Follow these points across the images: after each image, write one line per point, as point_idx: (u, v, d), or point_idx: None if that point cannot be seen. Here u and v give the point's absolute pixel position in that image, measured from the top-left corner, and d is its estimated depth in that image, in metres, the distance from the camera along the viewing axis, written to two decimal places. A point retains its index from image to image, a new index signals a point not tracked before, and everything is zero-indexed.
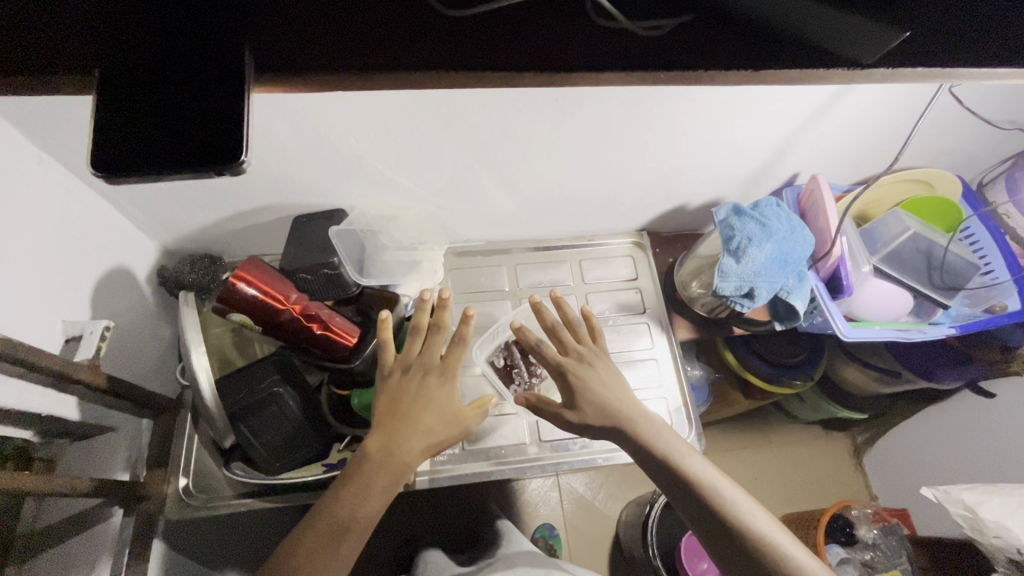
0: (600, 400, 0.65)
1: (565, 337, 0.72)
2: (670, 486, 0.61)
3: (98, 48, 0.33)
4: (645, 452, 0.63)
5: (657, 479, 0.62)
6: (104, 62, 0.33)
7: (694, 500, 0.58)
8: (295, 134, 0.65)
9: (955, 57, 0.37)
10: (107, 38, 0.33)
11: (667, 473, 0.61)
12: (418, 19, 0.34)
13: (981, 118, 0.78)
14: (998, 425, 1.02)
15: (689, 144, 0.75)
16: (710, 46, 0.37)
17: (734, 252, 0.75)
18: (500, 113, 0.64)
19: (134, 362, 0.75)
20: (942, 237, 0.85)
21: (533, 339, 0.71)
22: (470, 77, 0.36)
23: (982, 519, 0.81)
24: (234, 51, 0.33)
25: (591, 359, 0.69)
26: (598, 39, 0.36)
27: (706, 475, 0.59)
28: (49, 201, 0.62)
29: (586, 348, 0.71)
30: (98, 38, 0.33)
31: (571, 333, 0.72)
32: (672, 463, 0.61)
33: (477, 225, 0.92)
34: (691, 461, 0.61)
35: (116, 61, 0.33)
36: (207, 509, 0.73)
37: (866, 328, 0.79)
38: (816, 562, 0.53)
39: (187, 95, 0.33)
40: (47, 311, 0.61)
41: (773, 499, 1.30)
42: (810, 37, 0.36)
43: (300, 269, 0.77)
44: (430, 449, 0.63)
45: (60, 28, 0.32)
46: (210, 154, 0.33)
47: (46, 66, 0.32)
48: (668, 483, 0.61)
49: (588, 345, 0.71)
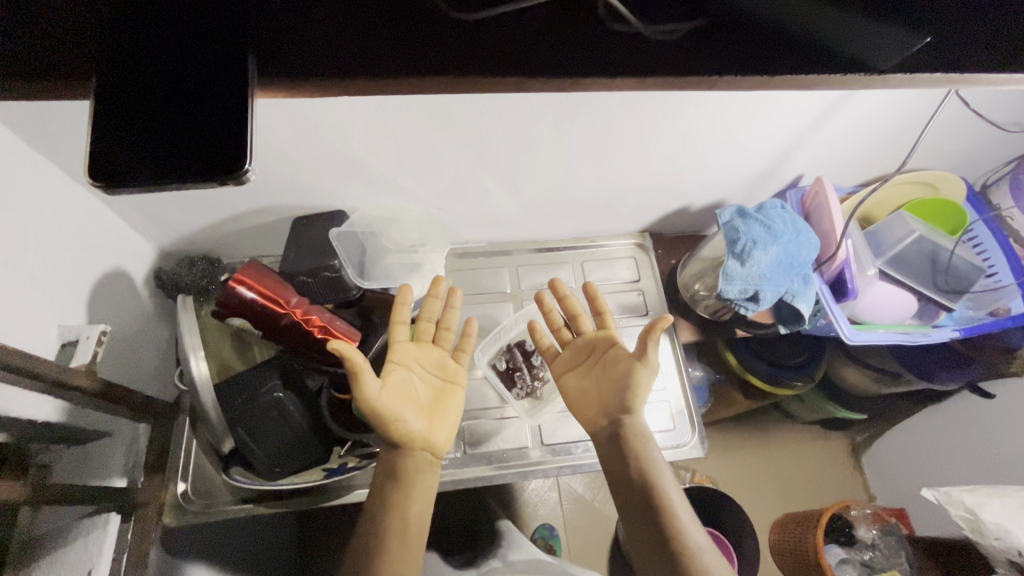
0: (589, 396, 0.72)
1: (582, 326, 0.78)
2: (617, 472, 0.66)
3: (99, 57, 0.32)
4: (611, 444, 0.68)
5: (613, 465, 0.67)
6: (103, 73, 0.32)
7: (626, 501, 0.64)
8: (294, 136, 0.64)
9: (973, 62, 0.37)
10: (106, 47, 0.32)
11: (614, 474, 0.66)
12: (426, 22, 0.34)
13: (987, 120, 0.77)
14: (998, 426, 1.02)
15: (695, 146, 0.74)
16: (724, 50, 0.36)
17: (739, 254, 0.74)
18: (505, 114, 0.64)
19: (131, 365, 0.74)
20: (946, 240, 0.85)
21: (535, 328, 0.80)
22: (482, 83, 0.35)
23: (983, 521, 0.81)
24: (234, 54, 0.32)
25: (596, 344, 0.75)
26: (615, 43, 0.36)
27: (649, 463, 0.64)
28: (44, 203, 0.60)
29: (585, 339, 0.76)
30: (99, 44, 0.32)
31: (587, 321, 0.78)
32: (626, 445, 0.66)
33: (479, 227, 0.91)
34: (626, 463, 0.65)
35: (115, 70, 0.32)
36: (206, 515, 0.74)
37: (871, 330, 0.79)
38: (707, 546, 0.59)
39: (186, 106, 0.32)
40: (44, 317, 0.60)
41: (772, 498, 1.30)
42: (826, 40, 0.36)
43: (300, 272, 0.76)
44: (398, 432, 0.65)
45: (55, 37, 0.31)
46: (213, 165, 0.32)
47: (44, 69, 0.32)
48: (616, 470, 0.66)
49: (586, 337, 0.76)
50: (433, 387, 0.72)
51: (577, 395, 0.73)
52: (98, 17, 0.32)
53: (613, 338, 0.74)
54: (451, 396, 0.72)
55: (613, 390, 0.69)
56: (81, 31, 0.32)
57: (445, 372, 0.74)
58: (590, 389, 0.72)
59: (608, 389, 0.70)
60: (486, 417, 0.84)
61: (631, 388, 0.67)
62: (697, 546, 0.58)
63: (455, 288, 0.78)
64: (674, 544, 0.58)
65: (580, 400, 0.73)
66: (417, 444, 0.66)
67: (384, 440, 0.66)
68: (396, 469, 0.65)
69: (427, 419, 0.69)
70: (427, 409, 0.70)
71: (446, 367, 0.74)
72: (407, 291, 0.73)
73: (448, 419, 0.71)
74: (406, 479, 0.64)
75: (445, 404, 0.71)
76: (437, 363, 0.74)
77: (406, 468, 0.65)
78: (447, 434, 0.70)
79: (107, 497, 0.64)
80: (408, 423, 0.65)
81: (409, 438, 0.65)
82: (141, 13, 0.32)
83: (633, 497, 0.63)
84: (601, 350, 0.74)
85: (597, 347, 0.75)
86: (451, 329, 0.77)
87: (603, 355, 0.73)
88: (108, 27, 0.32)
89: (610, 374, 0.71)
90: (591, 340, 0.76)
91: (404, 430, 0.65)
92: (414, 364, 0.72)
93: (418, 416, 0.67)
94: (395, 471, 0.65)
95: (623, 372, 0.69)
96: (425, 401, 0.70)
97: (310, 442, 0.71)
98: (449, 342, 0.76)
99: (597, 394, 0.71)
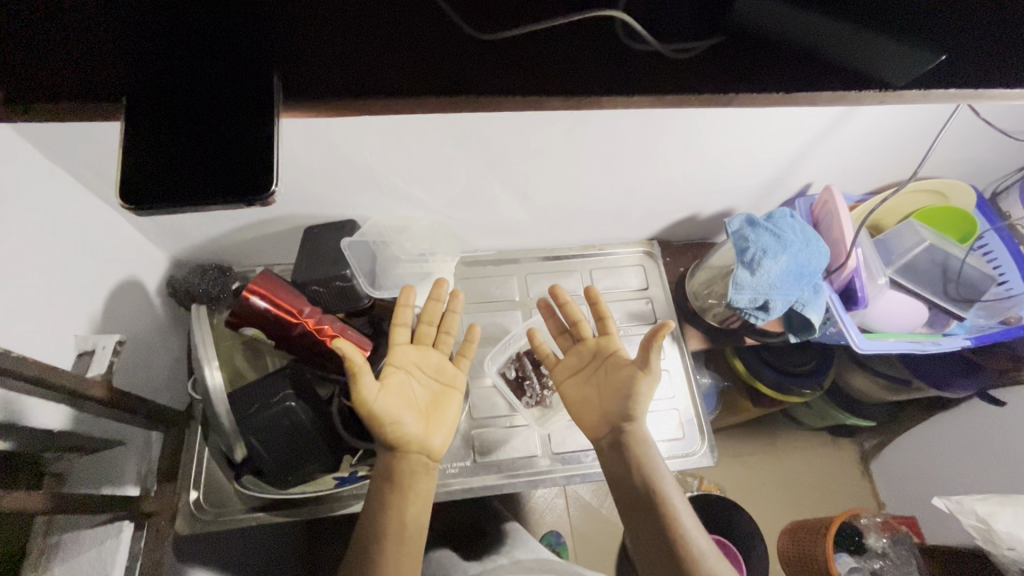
0: (590, 404, 0.72)
1: (583, 332, 0.78)
2: (621, 480, 0.66)
3: (137, 89, 0.34)
4: (614, 452, 0.68)
5: (615, 472, 0.67)
6: (138, 102, 0.33)
7: (631, 509, 0.63)
8: (309, 147, 0.65)
9: (987, 79, 0.38)
10: (142, 81, 0.34)
11: (619, 483, 0.66)
12: (447, 43, 0.36)
13: (998, 129, 0.77)
14: (1009, 433, 1.01)
15: (704, 155, 0.74)
16: (736, 68, 0.38)
17: (749, 264, 0.74)
18: (515, 126, 0.64)
19: (146, 374, 0.75)
20: (957, 249, 0.84)
21: (535, 334, 0.80)
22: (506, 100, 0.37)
23: (995, 530, 0.80)
24: (262, 82, 0.34)
25: (597, 351, 0.75)
26: (628, 60, 0.38)
27: (655, 470, 0.64)
28: (62, 215, 0.61)
29: (586, 346, 0.77)
30: (136, 73, 0.34)
31: (588, 327, 0.78)
32: (632, 452, 0.66)
33: (488, 235, 0.91)
34: (630, 469, 0.65)
35: (149, 100, 0.33)
36: (217, 523, 0.75)
37: (881, 339, 0.79)
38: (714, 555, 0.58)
39: (212, 131, 0.33)
40: (60, 329, 0.61)
41: (779, 506, 1.29)
42: (839, 57, 0.37)
43: (312, 281, 0.76)
44: (394, 435, 0.65)
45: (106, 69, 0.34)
46: (239, 187, 0.32)
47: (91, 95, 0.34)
48: (619, 475, 0.66)
49: (587, 344, 0.77)
50: (430, 390, 0.72)
51: (579, 402, 0.74)
52: (135, 50, 0.34)
53: (614, 346, 0.74)
54: (450, 401, 0.73)
55: (614, 398, 0.70)
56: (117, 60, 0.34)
57: (443, 376, 0.74)
58: (592, 396, 0.72)
59: (609, 396, 0.70)
60: (495, 426, 0.84)
61: (632, 396, 0.67)
62: (704, 555, 0.58)
63: (457, 292, 0.79)
64: (679, 552, 0.58)
65: (581, 407, 0.73)
66: (412, 447, 0.66)
67: (381, 443, 0.66)
68: (392, 470, 0.65)
69: (424, 423, 0.69)
70: (425, 413, 0.70)
71: (444, 371, 0.75)
72: (410, 292, 0.74)
73: (445, 423, 0.71)
74: (402, 482, 0.64)
75: (443, 408, 0.72)
76: (435, 366, 0.74)
77: (402, 471, 0.65)
78: (444, 439, 0.70)
79: (118, 506, 0.65)
80: (404, 425, 0.65)
81: (405, 440, 0.65)
82: (174, 45, 0.33)
83: (638, 505, 0.63)
84: (602, 357, 0.74)
85: (599, 353, 0.75)
86: (451, 333, 0.77)
87: (604, 361, 0.73)
88: (142, 58, 0.34)
89: (612, 381, 0.71)
90: (593, 346, 0.76)
91: (400, 433, 0.65)
92: (412, 367, 0.72)
93: (415, 418, 0.67)
94: (391, 474, 0.64)
95: (624, 379, 0.69)
96: (423, 405, 0.70)
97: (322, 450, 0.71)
98: (449, 346, 0.77)
99: (598, 402, 0.72)
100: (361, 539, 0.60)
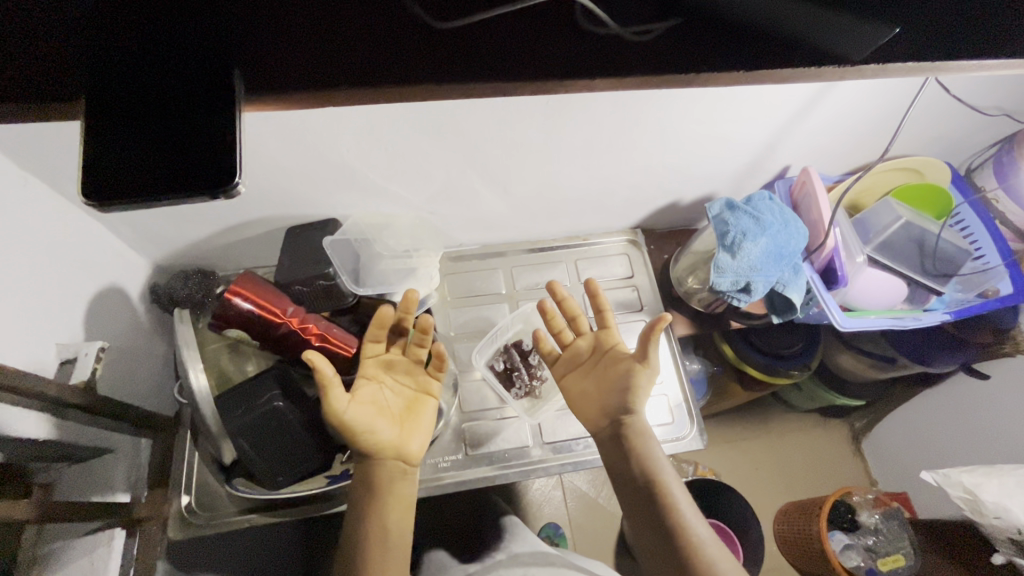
0: (588, 400, 0.72)
1: (581, 326, 0.79)
2: (617, 473, 0.67)
3: (89, 85, 0.34)
4: (610, 443, 0.68)
5: (612, 467, 0.68)
6: (94, 99, 0.34)
7: (629, 500, 0.64)
8: (284, 147, 0.64)
9: (943, 53, 0.39)
10: (95, 79, 0.34)
11: (617, 474, 0.67)
12: (407, 32, 0.37)
13: (969, 105, 0.78)
14: (993, 405, 1.03)
15: (680, 140, 0.75)
16: (698, 47, 0.39)
17: (730, 247, 0.75)
18: (491, 118, 0.64)
19: (131, 381, 0.75)
20: (933, 225, 0.87)
21: (541, 337, 0.80)
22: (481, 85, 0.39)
23: (982, 501, 0.81)
24: (223, 79, 0.35)
25: (597, 344, 0.75)
26: (585, 42, 0.39)
27: (654, 459, 0.65)
28: (39, 222, 0.61)
29: (586, 340, 0.77)
30: (88, 72, 0.34)
31: (587, 321, 0.79)
32: (628, 443, 0.66)
33: (471, 230, 0.91)
34: (626, 460, 0.66)
35: (101, 99, 0.34)
36: (211, 527, 0.74)
37: (862, 317, 0.80)
38: (712, 542, 0.59)
39: (169, 127, 0.34)
40: (41, 338, 0.60)
41: (774, 487, 1.31)
42: (794, 35, 0.38)
43: (296, 281, 0.77)
44: (369, 444, 0.65)
45: (54, 71, 0.34)
46: (201, 181, 0.33)
47: (43, 95, 0.34)
48: (615, 468, 0.67)
49: (587, 338, 0.77)
50: (404, 397, 0.72)
51: (577, 396, 0.74)
52: (85, 48, 0.34)
53: (614, 339, 0.75)
54: (425, 407, 0.73)
55: (612, 392, 0.70)
56: (66, 56, 0.33)
57: (416, 381, 0.74)
58: (591, 390, 0.72)
59: (608, 390, 0.70)
60: (486, 418, 0.84)
61: (631, 389, 0.68)
62: (701, 542, 0.59)
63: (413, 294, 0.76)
64: (679, 542, 0.59)
65: (581, 402, 0.73)
66: (388, 453, 0.66)
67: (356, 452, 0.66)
68: (372, 479, 0.64)
69: (398, 428, 0.68)
70: (399, 418, 0.70)
71: (416, 377, 0.74)
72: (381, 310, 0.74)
73: (422, 427, 0.71)
74: (382, 489, 0.64)
75: (419, 413, 0.72)
76: (409, 371, 0.74)
77: (382, 477, 0.65)
78: (421, 442, 0.69)
79: (108, 514, 0.65)
80: (378, 433, 0.65)
81: (380, 447, 0.65)
82: (127, 43, 0.34)
83: (633, 492, 0.64)
84: (601, 351, 0.75)
85: (598, 347, 0.75)
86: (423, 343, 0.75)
87: (603, 356, 0.74)
88: (93, 55, 0.34)
89: (610, 375, 0.71)
90: (591, 341, 0.77)
91: (373, 441, 0.65)
92: (384, 376, 0.72)
93: (389, 425, 0.67)
94: (383, 479, 0.64)
95: (623, 373, 0.69)
96: (397, 411, 0.70)
97: (313, 449, 0.70)
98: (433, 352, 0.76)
99: (597, 396, 0.72)
100: (360, 544, 0.61)
